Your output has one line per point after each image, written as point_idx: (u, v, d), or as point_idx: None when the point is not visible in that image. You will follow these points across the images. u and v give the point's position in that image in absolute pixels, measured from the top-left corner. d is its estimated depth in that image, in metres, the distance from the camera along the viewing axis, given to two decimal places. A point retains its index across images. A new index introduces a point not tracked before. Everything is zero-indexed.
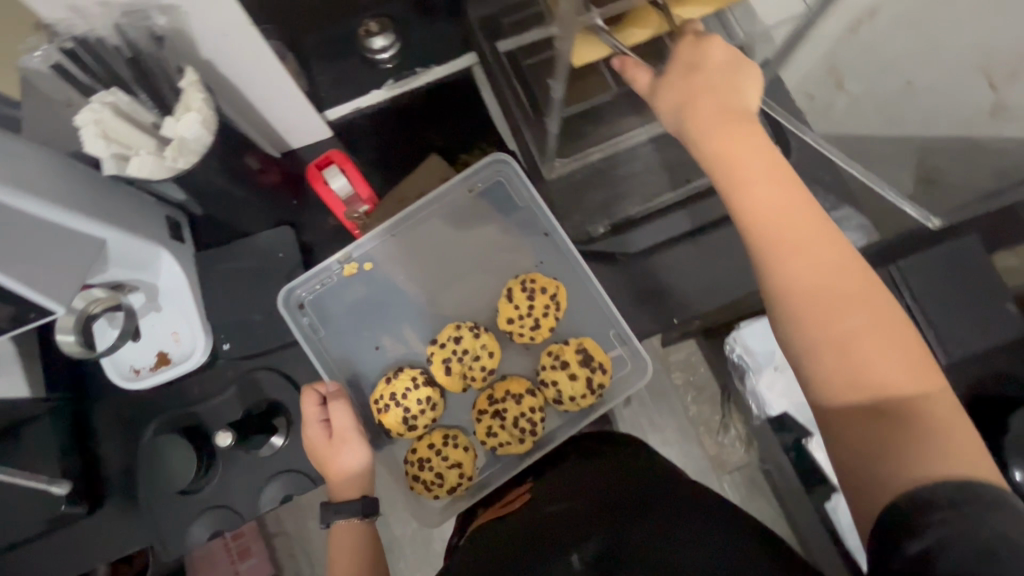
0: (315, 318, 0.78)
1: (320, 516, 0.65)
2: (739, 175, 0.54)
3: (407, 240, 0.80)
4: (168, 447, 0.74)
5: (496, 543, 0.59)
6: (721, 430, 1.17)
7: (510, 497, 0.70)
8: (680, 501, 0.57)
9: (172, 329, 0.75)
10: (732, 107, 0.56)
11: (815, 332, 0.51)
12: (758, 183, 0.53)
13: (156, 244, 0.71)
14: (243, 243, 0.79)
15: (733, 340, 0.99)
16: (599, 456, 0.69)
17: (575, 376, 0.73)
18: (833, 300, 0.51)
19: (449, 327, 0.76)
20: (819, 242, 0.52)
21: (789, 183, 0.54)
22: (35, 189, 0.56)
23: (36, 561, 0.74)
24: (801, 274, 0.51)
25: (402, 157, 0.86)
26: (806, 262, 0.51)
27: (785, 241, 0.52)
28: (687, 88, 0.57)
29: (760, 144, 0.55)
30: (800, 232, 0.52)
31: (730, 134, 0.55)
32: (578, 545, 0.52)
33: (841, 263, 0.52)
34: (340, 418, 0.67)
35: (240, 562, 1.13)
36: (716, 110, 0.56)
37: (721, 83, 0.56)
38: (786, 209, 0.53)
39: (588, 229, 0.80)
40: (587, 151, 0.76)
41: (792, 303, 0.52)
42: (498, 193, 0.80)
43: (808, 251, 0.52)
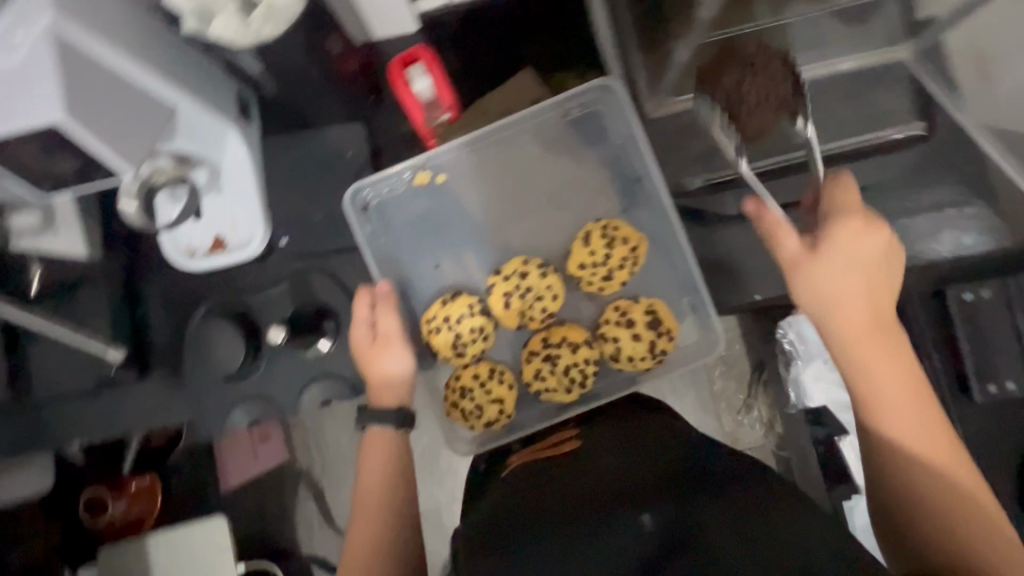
0: (377, 226, 0.73)
1: (358, 420, 0.65)
2: (879, 379, 0.53)
3: (486, 163, 0.73)
4: (220, 330, 0.75)
5: (539, 494, 0.55)
6: (742, 410, 1.13)
7: (550, 438, 0.67)
8: (735, 477, 0.51)
9: (232, 214, 0.72)
10: (876, 297, 0.55)
11: (935, 530, 0.50)
12: (896, 389, 0.53)
13: (227, 120, 0.66)
14: (311, 135, 0.74)
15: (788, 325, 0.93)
16: (643, 420, 0.64)
17: (639, 336, 0.68)
18: (954, 506, 0.50)
19: (515, 261, 0.72)
20: (940, 442, 0.52)
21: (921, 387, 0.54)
22: (116, 40, 0.52)
23: (80, 415, 0.76)
24: (926, 479, 0.52)
25: (490, 67, 0.77)
26: (927, 470, 0.52)
27: (917, 445, 0.52)
28: (839, 269, 0.54)
29: (903, 353, 0.54)
30: (928, 440, 0.52)
31: (868, 322, 0.54)
32: (644, 508, 0.47)
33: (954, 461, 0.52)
34: (387, 320, 0.66)
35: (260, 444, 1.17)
36: (866, 301, 0.54)
37: (870, 270, 0.55)
38: (919, 409, 0.53)
39: (683, 180, 0.73)
40: (701, 96, 0.68)
41: (912, 507, 0.52)
42: (594, 125, 0.72)
43: (931, 453, 0.52)
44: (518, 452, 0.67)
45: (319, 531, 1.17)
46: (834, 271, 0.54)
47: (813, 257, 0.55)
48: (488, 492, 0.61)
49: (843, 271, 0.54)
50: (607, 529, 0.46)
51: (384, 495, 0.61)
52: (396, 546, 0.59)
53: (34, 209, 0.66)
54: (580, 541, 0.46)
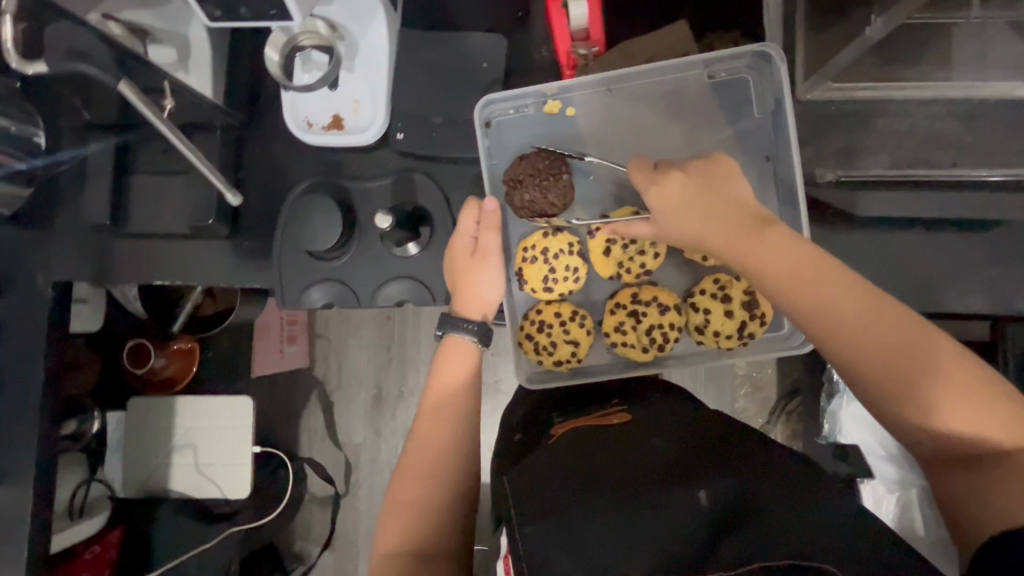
0: (494, 144, 0.73)
1: (440, 323, 0.66)
2: (778, 288, 0.54)
3: (616, 108, 0.72)
4: (314, 208, 0.73)
5: (591, 459, 0.55)
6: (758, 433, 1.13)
7: (598, 415, 0.65)
8: (787, 465, 0.53)
9: (354, 96, 0.72)
10: (721, 211, 0.56)
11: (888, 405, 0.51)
12: (796, 295, 0.53)
13: (378, 1, 0.67)
14: (452, 38, 0.73)
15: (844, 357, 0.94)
16: (693, 410, 0.66)
17: (732, 313, 0.67)
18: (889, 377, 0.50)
19: (625, 210, 0.70)
20: (871, 315, 0.51)
21: (831, 272, 0.53)
22: None
23: (165, 257, 0.78)
24: (857, 357, 0.51)
25: (644, 10, 0.75)
26: (862, 346, 0.51)
27: (845, 332, 0.52)
28: (692, 211, 0.57)
29: (781, 241, 0.54)
30: (860, 323, 0.51)
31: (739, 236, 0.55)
32: (699, 483, 0.49)
33: (894, 325, 0.51)
34: (490, 236, 0.65)
35: (287, 346, 1.23)
36: (715, 216, 0.56)
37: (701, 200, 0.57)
38: (836, 302, 0.52)
39: (814, 171, 0.71)
40: (856, 84, 0.65)
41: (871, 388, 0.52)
42: (736, 93, 0.71)
43: (859, 331, 0.51)
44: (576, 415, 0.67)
45: (320, 441, 1.24)
46: (677, 212, 0.58)
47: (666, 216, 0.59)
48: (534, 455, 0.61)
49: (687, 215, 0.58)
50: (664, 501, 0.47)
51: (455, 400, 0.63)
52: (459, 454, 0.61)
53: (171, 45, 0.68)
54: (637, 510, 0.47)
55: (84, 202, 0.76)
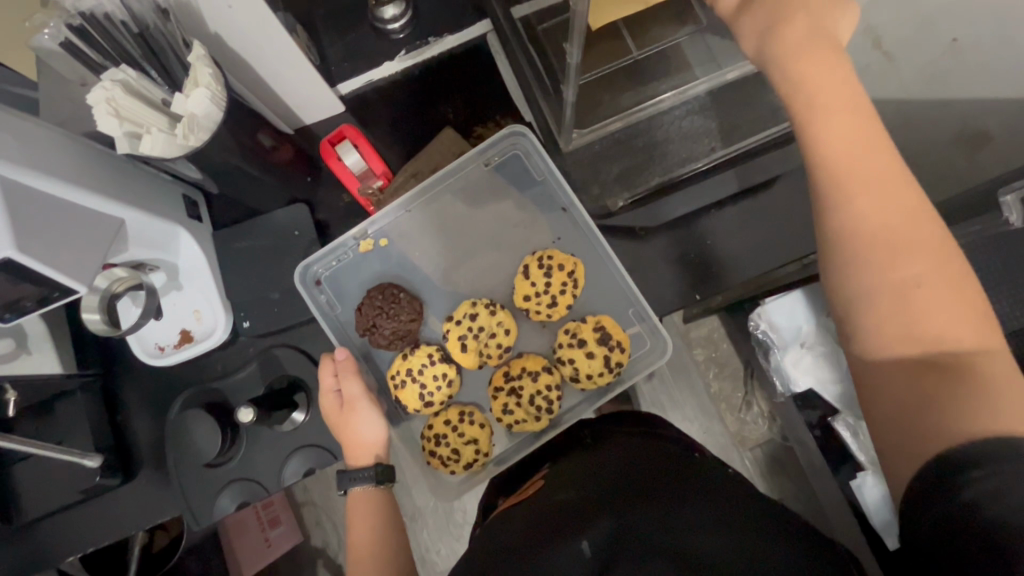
0: (332, 295, 0.78)
1: (338, 482, 0.67)
2: (822, 106, 0.50)
3: (421, 222, 0.79)
4: (194, 422, 0.76)
5: (504, 534, 0.58)
6: (743, 407, 1.12)
7: (526, 484, 0.69)
8: (692, 493, 0.55)
9: (193, 306, 0.76)
10: (813, 34, 0.51)
11: (871, 264, 0.49)
12: (845, 123, 0.50)
13: (175, 223, 0.71)
14: (259, 222, 0.79)
15: (757, 316, 0.90)
16: (611, 445, 0.66)
17: (593, 353, 0.72)
18: (891, 229, 0.49)
19: (465, 304, 0.75)
20: (882, 166, 0.50)
21: (883, 150, 0.50)
22: (54, 173, 0.56)
23: (69, 529, 0.77)
24: (868, 206, 0.49)
25: (415, 131, 0.84)
26: (872, 199, 0.49)
27: (878, 193, 0.49)
28: (804, 40, 0.51)
29: (840, 63, 0.51)
30: (888, 221, 0.49)
31: (833, 84, 0.50)
32: (584, 534, 0.51)
33: (904, 191, 0.50)
34: (350, 385, 0.68)
35: (270, 530, 1.19)
36: (806, 37, 0.51)
37: (820, 19, 0.52)
38: (840, 126, 0.50)
39: (607, 202, 0.76)
40: (604, 121, 0.74)
41: (850, 247, 0.50)
42: (515, 168, 0.78)
43: (870, 174, 0.50)
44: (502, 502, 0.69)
45: None
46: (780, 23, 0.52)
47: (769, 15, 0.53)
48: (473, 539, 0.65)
49: (788, 36, 0.51)
50: (548, 556, 0.50)
51: (376, 550, 0.63)
52: None
53: (6, 336, 0.69)
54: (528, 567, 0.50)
55: None
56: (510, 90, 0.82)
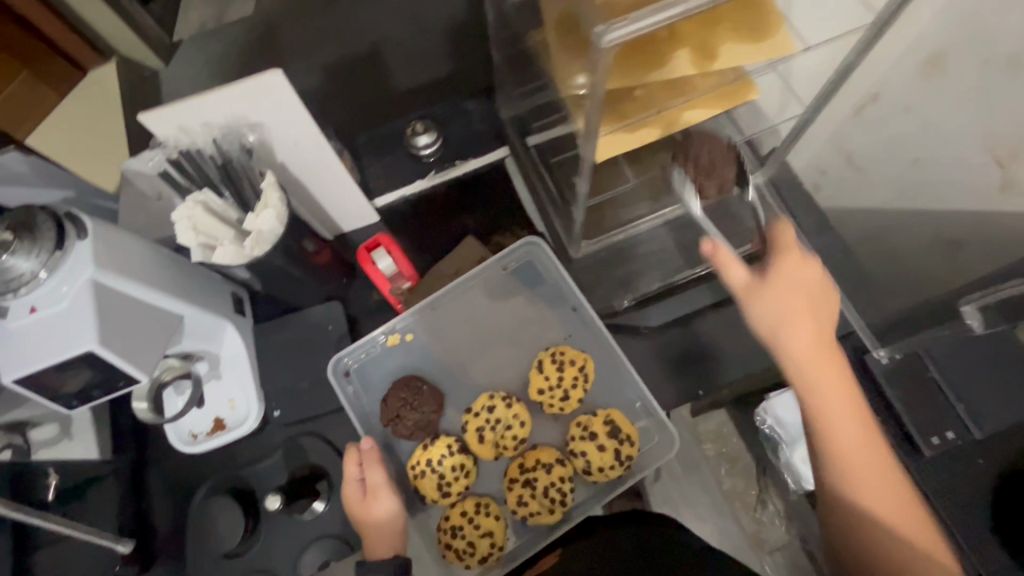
0: (358, 386, 0.83)
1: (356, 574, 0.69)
2: (824, 391, 0.58)
3: (444, 320, 0.86)
4: (218, 509, 0.78)
5: None
6: (758, 505, 1.11)
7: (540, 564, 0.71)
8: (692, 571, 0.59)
9: (228, 396, 0.81)
10: (809, 318, 0.59)
11: (867, 524, 0.58)
12: (843, 405, 0.58)
13: (223, 318, 0.79)
14: (296, 317, 0.87)
15: (763, 411, 0.93)
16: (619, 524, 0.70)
17: (604, 446, 0.75)
18: (880, 496, 0.58)
19: (482, 396, 0.80)
20: (870, 440, 0.59)
21: (867, 425, 0.59)
22: (137, 276, 0.65)
23: None
24: (865, 477, 0.58)
25: (440, 238, 0.94)
26: (865, 472, 0.58)
27: (871, 471, 0.58)
28: (797, 314, 0.59)
29: (831, 348, 0.60)
30: (879, 490, 0.58)
31: (831, 375, 0.58)
32: None
33: (886, 460, 0.59)
34: (374, 474, 0.72)
35: None
36: (805, 316, 0.59)
37: (812, 299, 0.60)
38: (840, 418, 0.58)
39: (613, 303, 0.86)
40: (609, 234, 0.83)
41: (848, 507, 0.59)
42: (530, 271, 0.87)
43: (863, 449, 0.58)
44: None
45: None
46: (777, 301, 0.59)
47: (767, 291, 0.59)
48: None
49: (794, 326, 0.59)
50: None
51: None
52: None
53: (51, 422, 0.77)
54: None
55: None
56: (525, 204, 0.94)
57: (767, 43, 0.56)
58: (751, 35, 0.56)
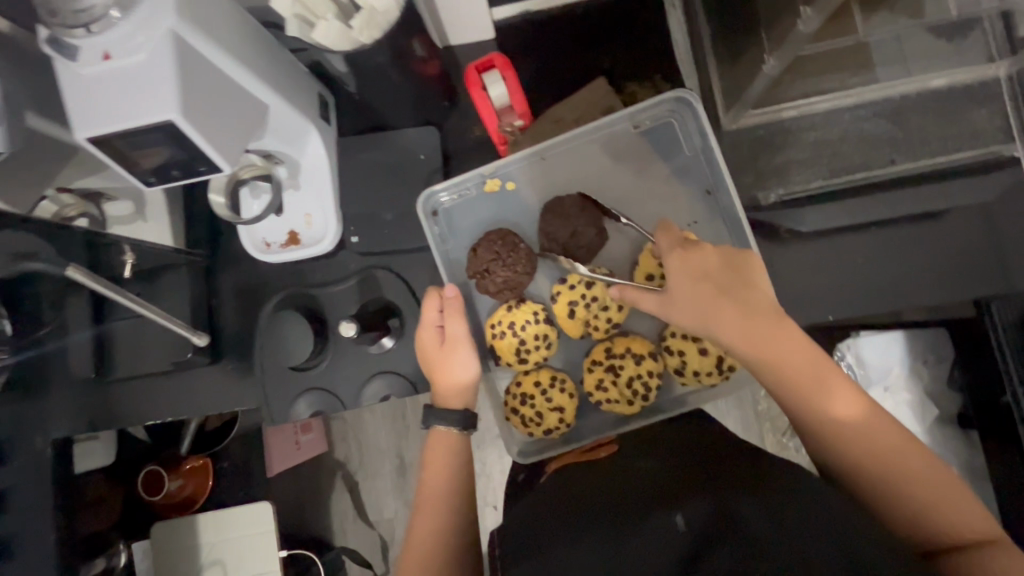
0: (445, 229, 0.75)
1: (423, 418, 0.67)
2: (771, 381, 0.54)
3: (553, 174, 0.74)
4: (286, 323, 0.76)
5: (581, 491, 0.58)
6: (786, 432, 1.07)
7: (594, 442, 0.69)
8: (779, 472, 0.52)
9: (306, 210, 0.74)
10: (720, 302, 0.55)
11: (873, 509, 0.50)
12: (791, 389, 0.53)
13: (309, 121, 0.68)
14: (387, 136, 0.76)
15: (846, 347, 0.91)
16: (693, 425, 0.66)
17: (707, 351, 0.67)
18: (879, 468, 0.50)
19: (582, 269, 0.71)
20: (840, 406, 0.52)
21: (837, 391, 0.53)
22: (215, 36, 0.53)
23: (151, 394, 0.79)
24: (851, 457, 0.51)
25: (564, 74, 0.78)
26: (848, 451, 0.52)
27: (879, 458, 0.50)
28: (693, 296, 0.56)
29: (776, 329, 0.54)
30: (870, 467, 0.51)
31: (782, 350, 0.53)
32: (678, 507, 0.48)
33: (873, 428, 0.51)
34: (454, 325, 0.67)
35: (302, 435, 1.11)
36: (717, 296, 0.55)
37: (729, 275, 0.56)
38: (825, 395, 0.53)
39: (756, 195, 0.71)
40: (780, 107, 0.66)
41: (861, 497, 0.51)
42: (666, 137, 0.72)
43: (835, 433, 0.52)
44: (560, 454, 0.70)
45: (349, 526, 1.15)
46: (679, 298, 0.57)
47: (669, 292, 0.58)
48: (536, 488, 0.65)
49: (719, 325, 0.55)
50: (641, 528, 0.48)
51: (446, 490, 0.64)
52: (452, 539, 0.61)
53: (125, 198, 0.72)
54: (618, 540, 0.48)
55: (68, 355, 0.77)
56: (678, 53, 0.76)
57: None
58: None
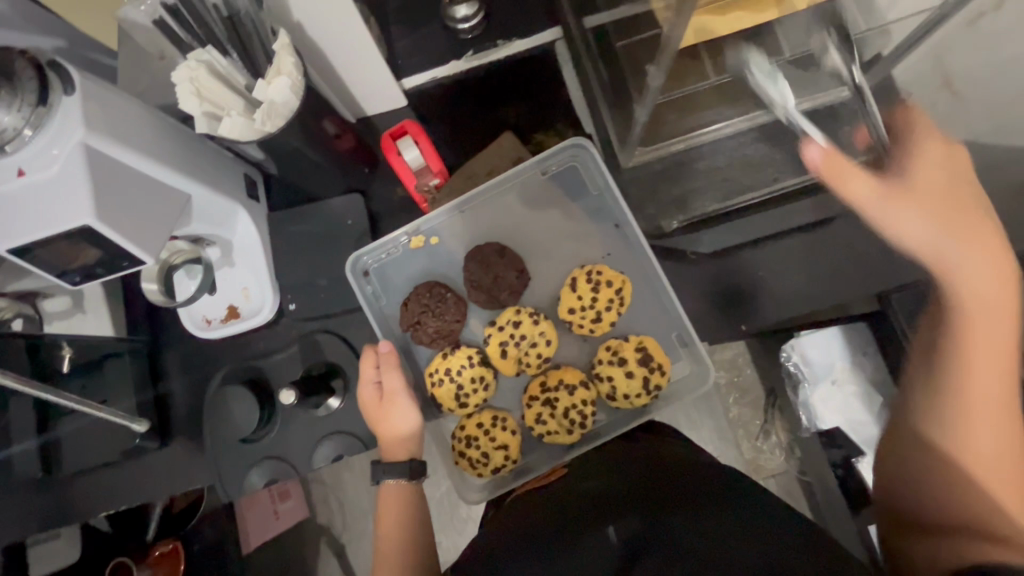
0: (378, 287, 0.79)
1: (372, 474, 0.68)
2: (965, 264, 0.50)
3: (474, 225, 0.79)
4: (233, 397, 0.77)
5: (531, 513, 0.61)
6: (750, 439, 1.09)
7: (549, 471, 0.71)
8: (711, 485, 0.56)
9: (243, 284, 0.77)
10: (959, 203, 0.50)
11: (954, 419, 0.53)
12: (982, 288, 0.50)
13: (235, 202, 0.72)
14: (314, 207, 0.80)
15: (790, 348, 0.89)
16: (636, 442, 0.68)
17: (632, 374, 0.71)
18: (998, 404, 0.52)
19: (509, 310, 0.75)
20: (1005, 320, 0.51)
21: (1008, 317, 0.51)
22: (139, 146, 0.58)
23: (102, 484, 0.79)
24: (976, 367, 0.52)
25: (475, 133, 0.84)
26: (982, 364, 0.51)
27: (998, 394, 0.52)
28: (930, 190, 0.50)
29: (981, 254, 0.50)
30: (988, 378, 0.51)
31: (996, 313, 0.51)
32: (610, 522, 0.52)
33: (1006, 352, 0.52)
34: (391, 379, 0.69)
35: (280, 503, 1.12)
36: (978, 220, 0.51)
37: (958, 180, 0.51)
38: (988, 320, 0.51)
39: (661, 223, 0.80)
40: (668, 142, 0.70)
41: (971, 408, 0.52)
42: (572, 180, 0.78)
43: (978, 338, 0.51)
44: (514, 491, 0.71)
45: None
46: (927, 183, 0.50)
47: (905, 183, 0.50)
48: (491, 517, 0.67)
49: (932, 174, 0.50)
50: (576, 544, 0.51)
51: (400, 546, 0.64)
52: None
53: (63, 294, 0.75)
54: (557, 560, 0.50)
55: (13, 462, 0.75)
56: (575, 101, 0.83)
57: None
58: None
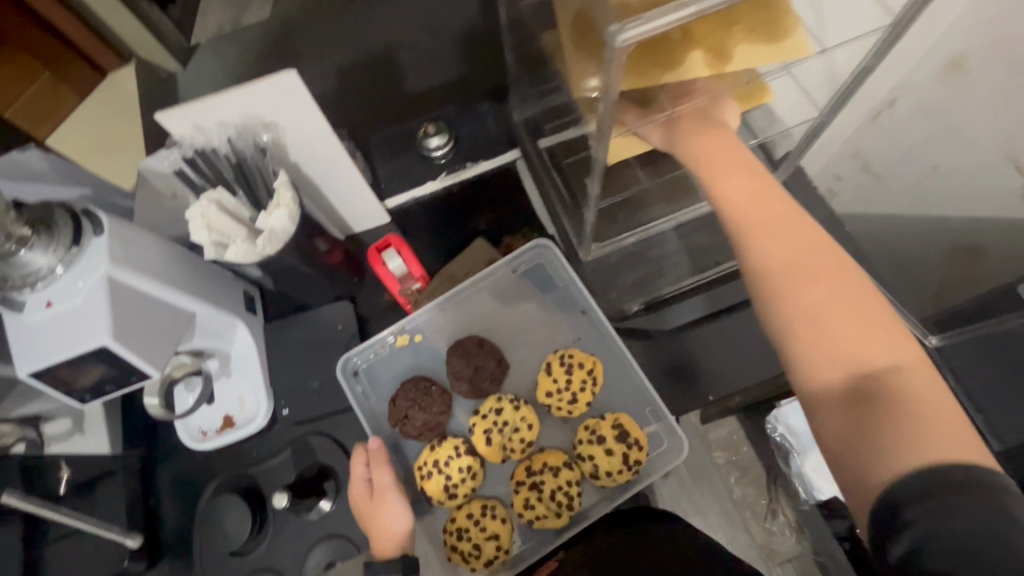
0: (366, 386, 0.84)
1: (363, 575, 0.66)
2: (715, 167, 0.56)
3: (452, 317, 0.86)
4: (225, 508, 0.79)
5: None
6: (756, 522, 1.06)
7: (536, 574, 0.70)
8: None
9: (239, 395, 0.82)
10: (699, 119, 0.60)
11: (782, 298, 0.49)
12: (736, 179, 0.55)
13: (234, 316, 0.79)
14: (307, 317, 0.88)
15: (774, 419, 0.92)
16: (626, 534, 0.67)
17: (612, 451, 0.75)
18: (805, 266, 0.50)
19: (491, 398, 0.80)
20: (773, 202, 0.53)
21: (773, 195, 0.54)
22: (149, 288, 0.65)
23: None
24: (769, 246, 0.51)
25: (454, 240, 0.95)
26: (773, 240, 0.51)
27: (803, 256, 0.50)
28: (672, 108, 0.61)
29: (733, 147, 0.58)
30: (787, 252, 0.50)
31: (760, 195, 0.54)
32: None
33: (796, 224, 0.52)
34: (381, 475, 0.72)
35: None
36: (703, 127, 0.60)
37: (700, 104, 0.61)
38: (736, 191, 0.54)
39: (623, 305, 0.85)
40: (620, 236, 0.83)
41: (775, 283, 0.50)
42: (539, 275, 0.86)
43: (761, 221, 0.52)
44: None
45: None
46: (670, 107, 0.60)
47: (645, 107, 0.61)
48: None
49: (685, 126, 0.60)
50: None
51: None
52: None
53: (63, 416, 0.78)
54: None
55: None
56: (537, 208, 0.95)
57: (784, 45, 0.56)
58: (765, 37, 0.56)
